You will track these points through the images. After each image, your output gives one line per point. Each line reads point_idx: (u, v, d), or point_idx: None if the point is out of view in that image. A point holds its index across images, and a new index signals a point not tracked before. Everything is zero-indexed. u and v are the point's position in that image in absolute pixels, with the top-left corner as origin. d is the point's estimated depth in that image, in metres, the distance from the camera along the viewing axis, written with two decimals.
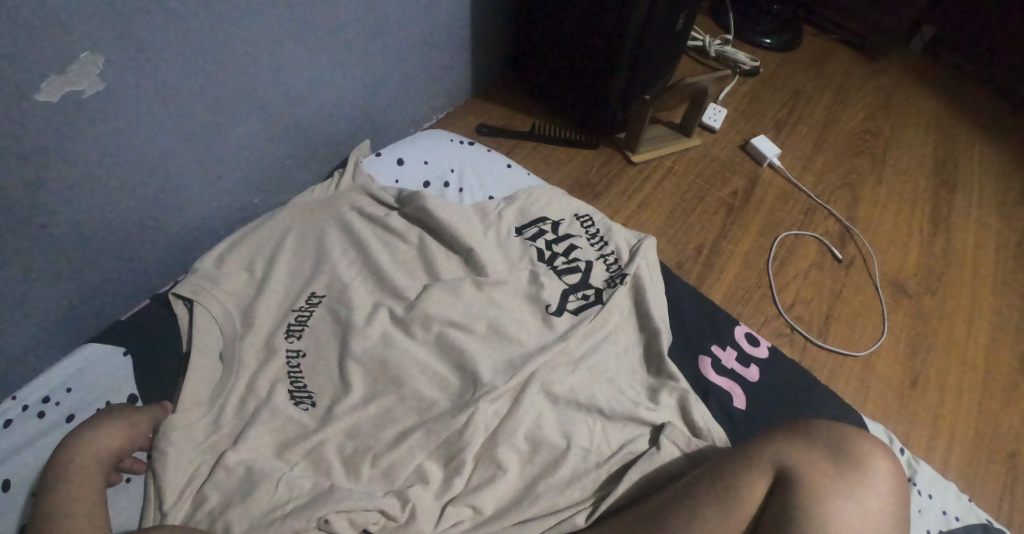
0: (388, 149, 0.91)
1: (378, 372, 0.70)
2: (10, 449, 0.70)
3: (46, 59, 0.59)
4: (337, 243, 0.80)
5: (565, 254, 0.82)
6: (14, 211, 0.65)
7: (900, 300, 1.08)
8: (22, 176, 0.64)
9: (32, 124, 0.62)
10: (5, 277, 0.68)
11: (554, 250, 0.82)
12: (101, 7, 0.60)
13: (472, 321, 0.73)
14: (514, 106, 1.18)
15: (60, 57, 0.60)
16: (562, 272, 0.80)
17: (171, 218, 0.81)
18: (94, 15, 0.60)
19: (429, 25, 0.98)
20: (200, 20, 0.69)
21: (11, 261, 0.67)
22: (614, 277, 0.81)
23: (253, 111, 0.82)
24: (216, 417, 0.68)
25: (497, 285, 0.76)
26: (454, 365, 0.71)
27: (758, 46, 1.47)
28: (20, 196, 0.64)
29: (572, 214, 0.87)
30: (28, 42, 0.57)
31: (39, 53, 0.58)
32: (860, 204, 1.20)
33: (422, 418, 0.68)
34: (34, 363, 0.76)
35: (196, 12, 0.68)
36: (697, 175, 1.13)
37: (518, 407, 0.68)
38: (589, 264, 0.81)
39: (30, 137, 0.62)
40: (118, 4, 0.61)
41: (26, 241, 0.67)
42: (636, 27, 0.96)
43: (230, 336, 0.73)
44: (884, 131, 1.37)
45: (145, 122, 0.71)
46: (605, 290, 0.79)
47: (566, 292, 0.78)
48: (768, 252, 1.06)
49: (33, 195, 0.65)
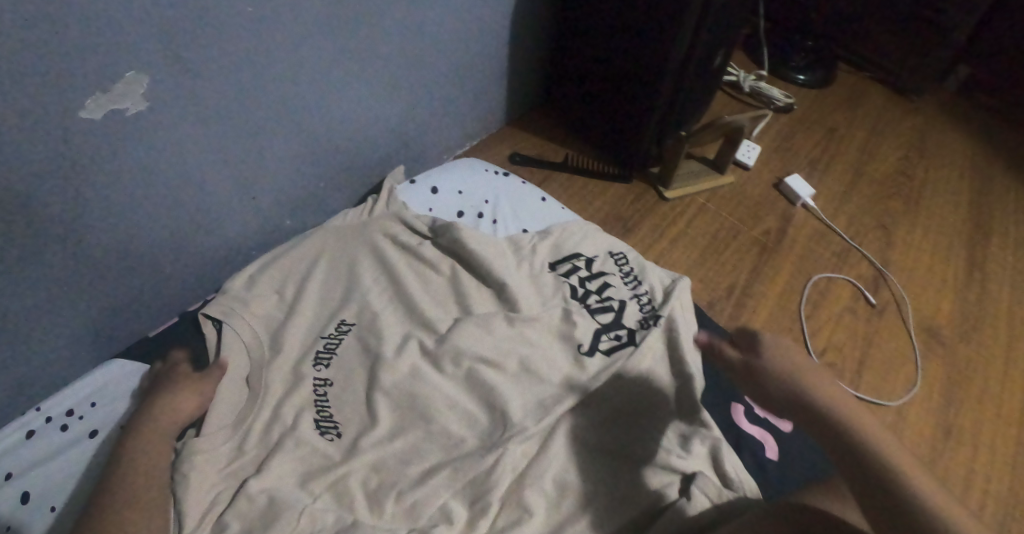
0: (422, 177, 0.91)
1: (404, 405, 0.69)
2: (32, 462, 0.70)
3: (92, 79, 0.59)
4: (369, 270, 0.80)
5: (599, 291, 0.81)
6: (52, 226, 0.65)
7: (933, 349, 1.06)
8: (60, 191, 0.63)
9: (75, 140, 0.61)
10: (36, 290, 0.67)
11: (587, 287, 0.81)
12: (152, 33, 0.61)
13: (503, 358, 0.72)
14: (548, 136, 1.18)
15: (106, 76, 0.60)
16: (593, 312, 0.78)
17: (204, 237, 0.81)
18: (142, 37, 0.60)
19: (467, 52, 0.99)
20: (246, 44, 0.69)
21: (43, 274, 0.67)
22: (648, 318, 0.79)
23: (288, 132, 0.82)
24: (240, 442, 0.67)
25: (527, 322, 0.75)
26: (482, 403, 0.69)
27: (792, 82, 1.46)
28: (58, 212, 0.64)
29: (605, 252, 0.86)
30: (78, 62, 0.57)
31: (87, 72, 0.58)
32: (893, 248, 1.18)
33: (449, 456, 0.67)
34: (60, 377, 0.76)
35: (242, 37, 0.68)
36: (730, 213, 1.12)
37: (548, 449, 0.67)
38: (622, 304, 0.80)
39: (72, 153, 0.62)
40: (168, 28, 0.61)
41: (61, 255, 0.67)
42: (676, 61, 0.96)
43: (260, 360, 0.73)
44: (918, 173, 1.34)
45: (185, 140, 0.71)
46: (638, 332, 0.78)
47: (599, 332, 0.77)
48: (801, 295, 1.04)
49: (72, 212, 0.65)
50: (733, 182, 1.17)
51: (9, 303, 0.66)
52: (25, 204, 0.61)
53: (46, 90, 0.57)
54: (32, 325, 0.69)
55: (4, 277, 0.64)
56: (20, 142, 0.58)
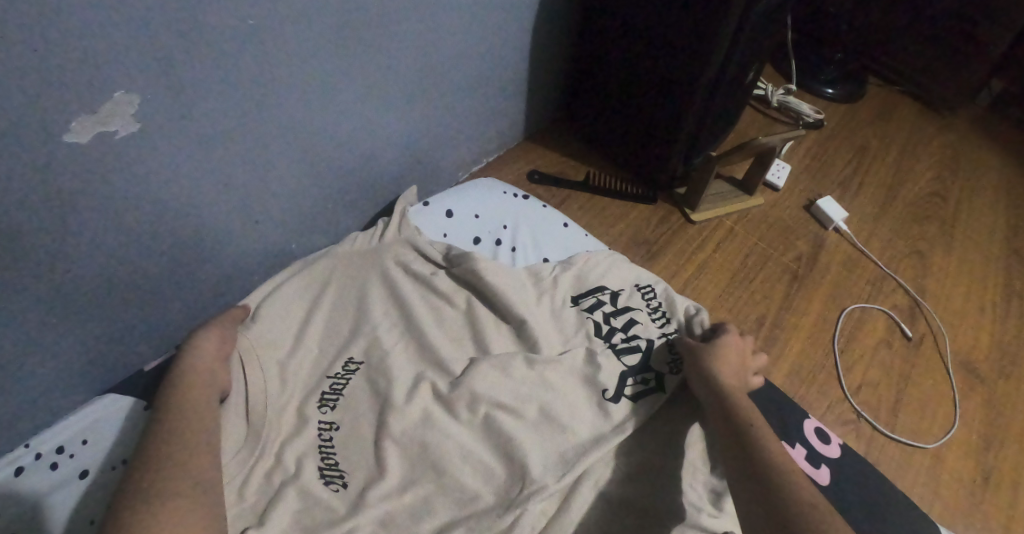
0: (436, 199, 0.86)
1: (414, 452, 0.64)
2: (17, 505, 0.64)
3: (78, 99, 0.53)
4: (381, 302, 0.75)
5: (624, 329, 0.75)
6: (36, 257, 0.59)
7: (972, 385, 1.00)
8: (43, 220, 0.57)
9: (59, 165, 0.55)
10: (20, 326, 0.61)
11: (612, 324, 0.76)
12: (145, 48, 0.54)
13: (521, 402, 0.67)
14: (567, 153, 1.13)
15: (93, 95, 0.54)
16: (618, 352, 0.73)
17: (207, 264, 0.75)
18: (134, 52, 0.54)
19: (485, 64, 0.93)
20: (252, 60, 0.63)
21: (28, 309, 0.61)
22: (677, 359, 0.73)
23: (296, 153, 0.76)
24: (238, 490, 0.61)
25: (552, 363, 0.70)
26: (501, 452, 0.64)
27: (820, 96, 1.41)
28: (42, 242, 0.58)
29: (631, 286, 0.80)
30: (62, 81, 0.51)
31: (73, 92, 0.52)
32: (928, 275, 1.12)
33: (464, 512, 0.61)
34: (50, 414, 0.70)
35: (247, 52, 0.62)
36: (758, 238, 1.07)
37: (568, 508, 0.62)
38: (649, 344, 0.74)
39: (57, 180, 0.56)
40: (164, 43, 0.55)
41: (47, 289, 0.61)
42: (708, 76, 0.89)
43: (269, 386, 0.67)
44: (953, 194, 1.28)
45: (184, 163, 0.65)
46: (667, 377, 0.72)
47: (624, 375, 0.71)
48: (834, 327, 0.99)
49: (58, 241, 0.59)
50: (761, 203, 1.12)
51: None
52: (4, 235, 0.55)
53: (23, 110, 0.51)
54: (17, 363, 0.64)
55: None
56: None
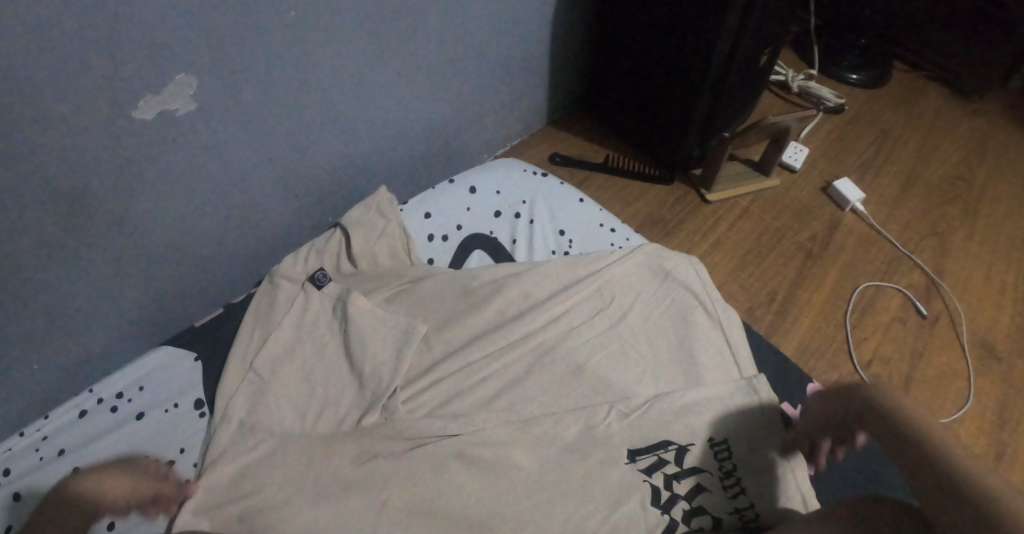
0: (461, 177, 0.95)
1: (469, 302, 0.78)
2: (81, 442, 0.70)
3: (127, 77, 0.57)
4: (387, 240, 0.83)
5: (690, 496, 0.66)
6: (81, 216, 0.62)
7: (989, 365, 0.98)
8: (83, 178, 0.60)
9: (113, 132, 0.59)
10: (65, 281, 0.65)
11: (674, 490, 0.67)
12: (190, 24, 0.58)
13: (575, 292, 0.80)
14: (590, 138, 1.18)
15: (143, 72, 0.58)
16: (636, 451, 0.69)
17: (252, 231, 0.80)
18: (177, 31, 0.58)
19: (510, 54, 0.98)
20: (278, 33, 0.66)
21: (68, 265, 0.64)
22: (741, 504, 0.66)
23: (329, 130, 0.80)
24: (398, 352, 0.73)
25: (657, 397, 0.72)
26: (599, 388, 0.74)
27: (843, 81, 1.40)
28: (78, 204, 0.61)
29: (642, 475, 0.67)
30: (112, 55, 0.55)
31: (121, 66, 0.56)
32: (949, 256, 1.10)
33: (470, 379, 0.73)
34: (113, 362, 0.76)
35: (277, 25, 0.65)
36: (773, 216, 1.10)
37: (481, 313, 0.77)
38: (681, 447, 0.69)
39: (98, 144, 0.59)
40: (207, 19, 0.59)
41: (93, 249, 0.65)
42: (719, 58, 0.93)
43: (424, 381, 0.72)
44: (979, 178, 1.24)
45: (229, 144, 0.70)
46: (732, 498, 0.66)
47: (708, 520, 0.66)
48: (847, 303, 1.01)
49: (92, 201, 0.62)
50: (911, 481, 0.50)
51: (60, 307, 0.66)
52: (62, 195, 0.60)
53: (78, 87, 0.55)
54: (73, 315, 0.68)
55: (39, 271, 0.63)
56: (58, 161, 0.58)
